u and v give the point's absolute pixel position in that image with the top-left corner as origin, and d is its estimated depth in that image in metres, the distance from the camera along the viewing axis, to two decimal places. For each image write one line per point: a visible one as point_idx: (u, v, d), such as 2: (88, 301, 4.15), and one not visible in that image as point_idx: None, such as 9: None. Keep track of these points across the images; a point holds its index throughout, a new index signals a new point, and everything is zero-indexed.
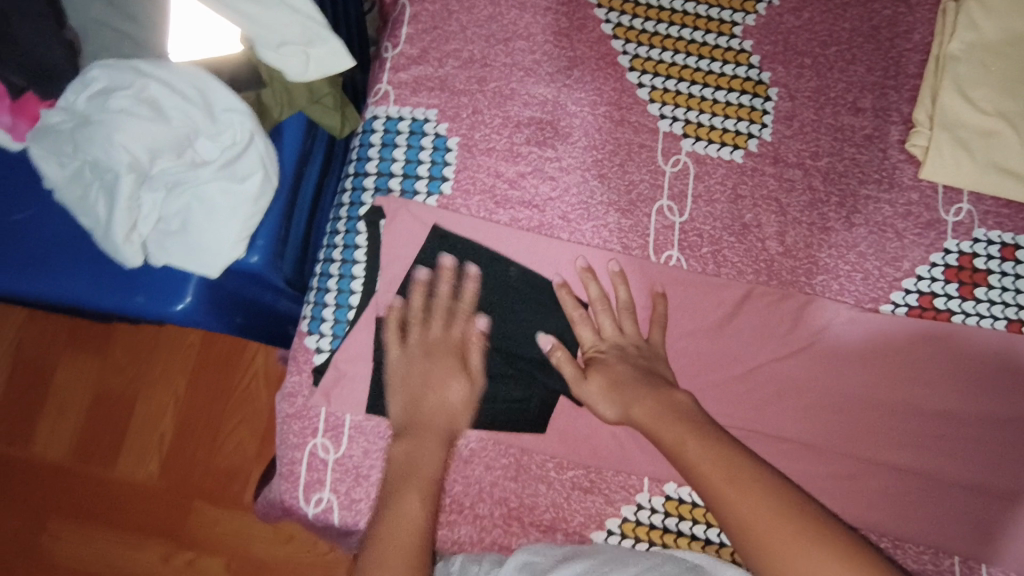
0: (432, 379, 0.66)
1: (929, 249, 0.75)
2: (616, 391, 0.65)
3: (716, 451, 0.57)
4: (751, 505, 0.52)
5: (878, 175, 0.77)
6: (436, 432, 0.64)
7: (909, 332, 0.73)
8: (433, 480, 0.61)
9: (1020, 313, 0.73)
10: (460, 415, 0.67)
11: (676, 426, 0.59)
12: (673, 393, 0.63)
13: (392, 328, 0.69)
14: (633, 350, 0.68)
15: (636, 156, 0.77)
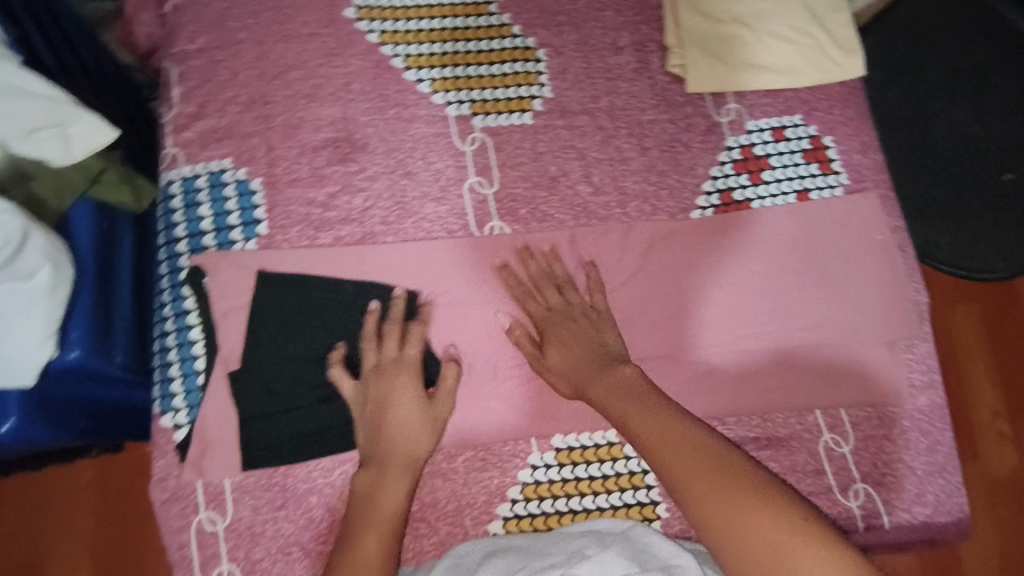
0: (393, 407, 0.68)
1: (714, 151, 0.83)
2: (568, 369, 0.71)
3: (662, 420, 0.62)
4: (690, 461, 0.57)
5: (655, 100, 0.84)
6: (399, 464, 0.66)
7: (717, 228, 0.81)
8: (396, 506, 0.64)
9: (804, 183, 0.83)
10: (423, 439, 0.68)
11: (622, 401, 0.65)
12: (622, 368, 0.69)
13: (338, 364, 0.71)
14: (578, 323, 0.73)
15: (434, 146, 0.80)
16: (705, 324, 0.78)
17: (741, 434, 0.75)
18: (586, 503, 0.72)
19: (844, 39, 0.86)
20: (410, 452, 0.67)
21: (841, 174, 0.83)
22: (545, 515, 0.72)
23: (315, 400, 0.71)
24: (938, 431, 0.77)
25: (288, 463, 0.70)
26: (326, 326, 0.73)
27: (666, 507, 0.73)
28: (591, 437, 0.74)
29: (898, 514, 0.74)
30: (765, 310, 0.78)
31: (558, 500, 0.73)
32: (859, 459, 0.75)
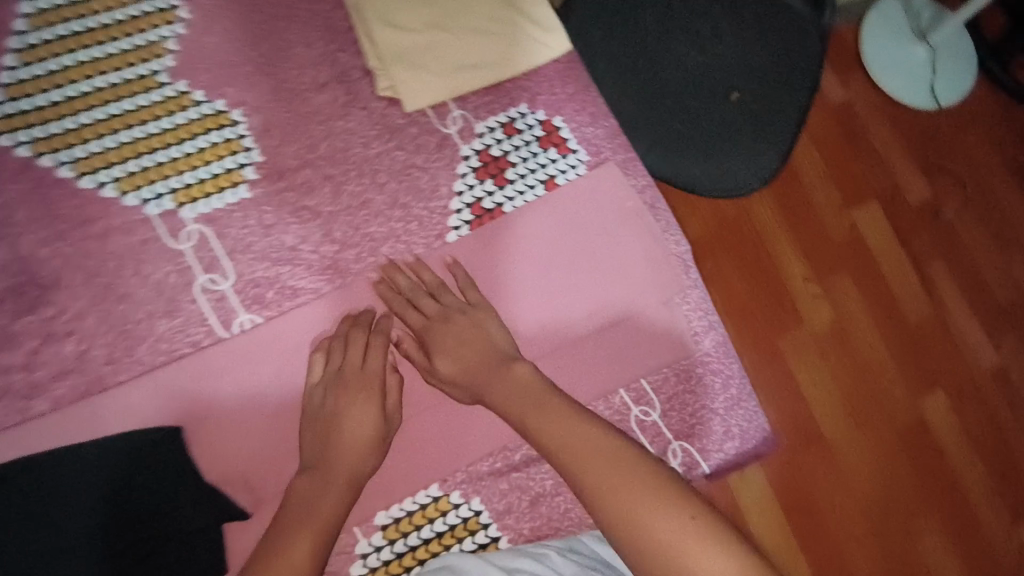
0: (352, 414, 0.67)
1: (452, 166, 0.80)
2: (462, 373, 0.70)
3: (572, 425, 0.62)
4: (602, 462, 0.59)
5: (377, 129, 0.79)
6: (341, 474, 0.65)
7: (475, 243, 0.78)
8: (334, 509, 0.62)
9: (547, 171, 0.82)
10: (371, 452, 0.67)
11: (527, 399, 0.65)
12: (513, 367, 0.68)
13: (320, 356, 0.70)
14: (466, 325, 0.71)
15: (143, 256, 0.70)
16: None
17: None
18: None
19: (542, 17, 0.85)
20: (353, 468, 0.65)
21: (579, 152, 0.84)
22: None
23: None
24: (730, 368, 0.82)
25: None
26: (73, 503, 0.63)
27: (510, 537, 0.74)
28: (415, 500, 0.72)
29: (712, 456, 0.80)
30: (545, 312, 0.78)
31: None
32: (669, 420, 0.79)
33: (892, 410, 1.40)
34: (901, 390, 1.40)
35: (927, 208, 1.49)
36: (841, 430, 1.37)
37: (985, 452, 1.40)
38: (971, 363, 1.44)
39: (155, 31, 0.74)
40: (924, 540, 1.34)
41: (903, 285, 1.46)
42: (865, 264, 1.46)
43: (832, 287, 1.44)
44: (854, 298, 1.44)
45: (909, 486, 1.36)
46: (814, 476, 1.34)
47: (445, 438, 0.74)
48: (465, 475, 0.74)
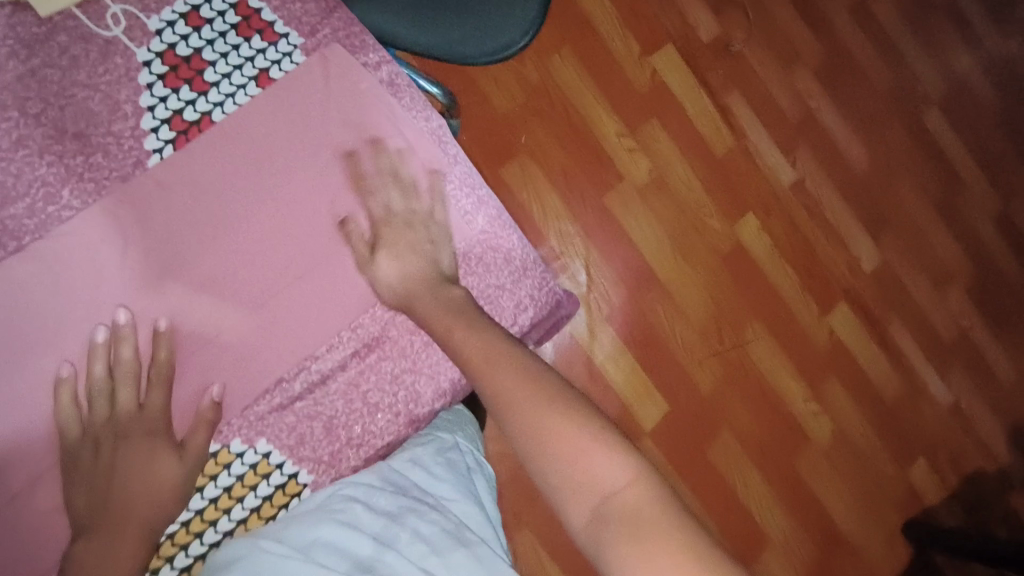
0: (146, 459, 0.62)
1: (130, 76, 0.65)
2: (404, 271, 0.70)
3: (478, 333, 0.63)
4: (517, 381, 0.57)
5: (7, 46, 0.62)
6: (137, 456, 0.62)
7: (186, 163, 0.66)
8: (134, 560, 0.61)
9: (257, 63, 0.69)
10: (159, 429, 0.63)
11: (449, 319, 0.66)
12: (451, 292, 0.69)
13: (63, 261, 0.62)
14: (418, 231, 0.72)
15: None
16: (238, 278, 0.66)
17: (338, 358, 0.70)
18: (223, 527, 0.66)
19: None
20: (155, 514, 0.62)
21: (290, 35, 0.70)
22: (189, 566, 0.65)
23: None
24: (508, 238, 0.78)
25: None
26: None
27: (310, 470, 0.69)
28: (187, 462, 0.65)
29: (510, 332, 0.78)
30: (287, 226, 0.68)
31: (191, 546, 0.65)
32: None
33: (714, 239, 1.49)
34: (720, 221, 1.49)
35: (718, 45, 1.52)
36: (673, 268, 1.46)
37: (794, 258, 1.55)
38: (774, 183, 1.55)
39: None
40: (755, 347, 1.50)
41: (703, 118, 1.50)
42: (671, 112, 1.48)
43: (642, 136, 1.46)
44: (666, 144, 1.47)
45: (738, 305, 1.49)
46: (656, 317, 1.44)
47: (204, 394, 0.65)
48: (243, 420, 0.67)
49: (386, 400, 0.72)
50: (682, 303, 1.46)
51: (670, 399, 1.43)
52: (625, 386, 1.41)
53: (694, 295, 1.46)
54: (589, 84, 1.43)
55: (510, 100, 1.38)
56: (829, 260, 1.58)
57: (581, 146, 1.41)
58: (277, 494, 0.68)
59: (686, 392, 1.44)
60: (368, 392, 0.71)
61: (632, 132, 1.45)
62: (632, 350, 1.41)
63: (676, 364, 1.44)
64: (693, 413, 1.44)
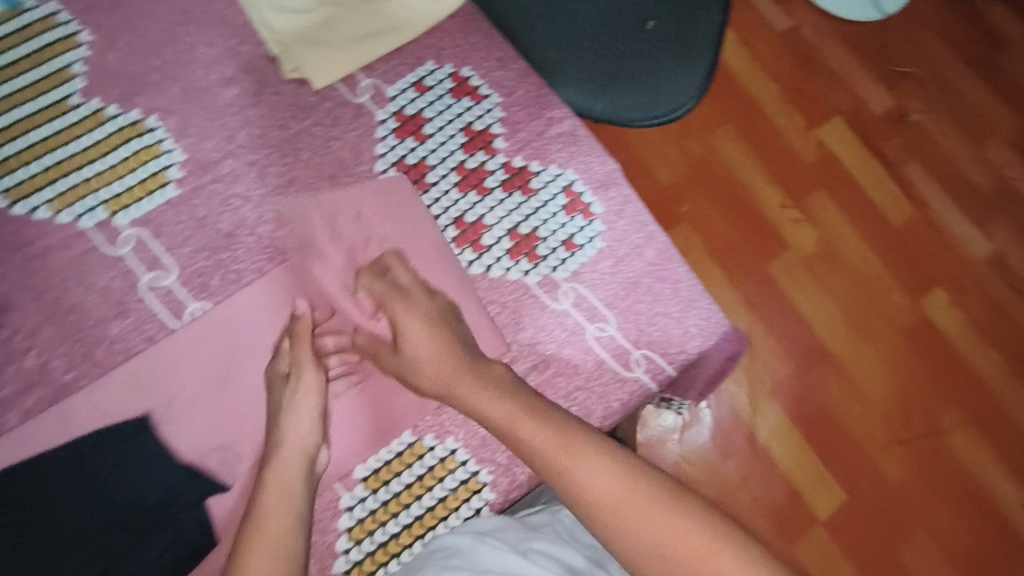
0: (285, 407, 0.68)
1: (371, 131, 0.82)
2: (423, 364, 0.69)
3: (510, 395, 0.65)
4: (615, 491, 0.56)
5: (290, 111, 0.81)
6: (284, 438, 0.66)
7: (407, 198, 0.79)
8: (292, 488, 0.64)
9: (465, 119, 0.84)
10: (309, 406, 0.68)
11: (503, 405, 0.64)
12: (493, 368, 0.69)
13: (315, 271, 0.76)
14: (443, 328, 0.71)
15: (87, 265, 0.73)
16: (430, 304, 0.77)
17: (520, 369, 0.77)
18: (415, 511, 0.72)
19: None
20: (300, 449, 0.66)
21: (492, 95, 0.85)
22: (384, 543, 0.71)
23: None
24: (675, 271, 0.83)
25: None
26: (64, 504, 0.67)
27: (489, 470, 0.75)
28: (391, 448, 0.74)
29: (676, 358, 0.81)
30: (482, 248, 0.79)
31: (387, 525, 0.72)
32: (625, 331, 0.80)
33: (891, 314, 1.34)
34: (901, 294, 1.35)
35: (892, 116, 1.43)
36: (850, 342, 1.32)
37: (994, 340, 1.35)
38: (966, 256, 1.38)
39: (61, 57, 0.77)
40: (950, 436, 1.29)
41: (878, 189, 1.40)
42: (840, 181, 1.39)
43: (811, 208, 1.37)
44: (836, 214, 1.38)
45: (925, 389, 1.31)
46: (830, 395, 1.29)
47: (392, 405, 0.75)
48: (436, 418, 0.75)
49: None
50: (860, 383, 1.30)
51: (848, 493, 1.25)
52: (794, 468, 1.25)
53: (874, 373, 1.31)
54: (750, 156, 1.39)
55: (674, 171, 1.36)
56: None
57: (744, 215, 1.36)
58: (461, 488, 0.74)
59: (871, 485, 1.25)
60: None
61: (798, 203, 1.37)
62: (801, 427, 1.27)
63: (855, 451, 1.27)
64: (880, 509, 1.25)
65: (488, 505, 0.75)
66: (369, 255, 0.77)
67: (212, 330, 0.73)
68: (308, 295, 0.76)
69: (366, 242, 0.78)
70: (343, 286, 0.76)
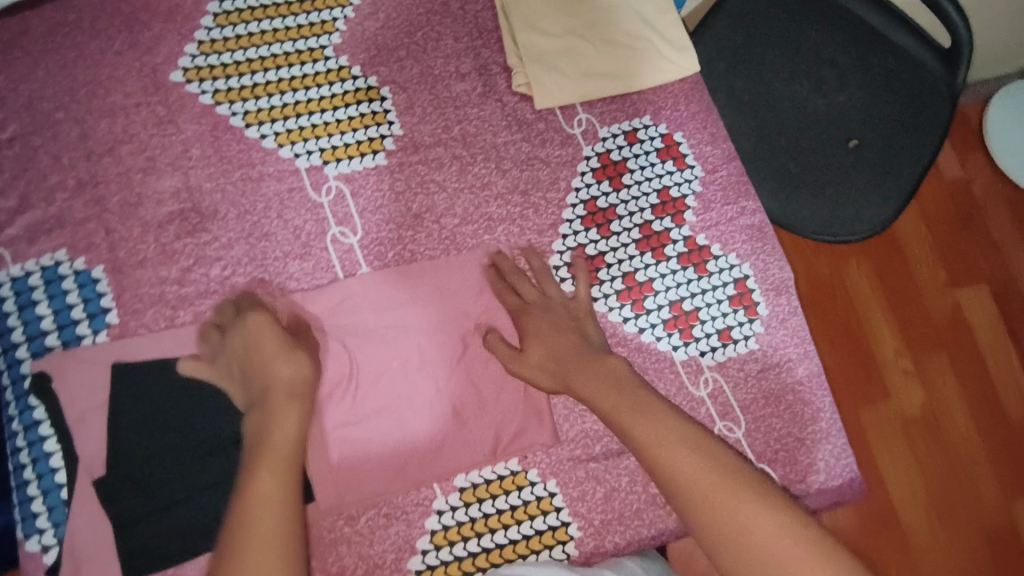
0: (266, 355, 0.64)
1: (573, 164, 0.84)
2: (539, 341, 0.72)
3: (644, 413, 0.63)
4: (683, 454, 0.59)
5: (507, 120, 0.84)
6: (277, 391, 0.62)
7: (586, 238, 0.81)
8: (291, 468, 0.58)
9: (663, 181, 0.84)
10: (300, 364, 0.64)
11: (602, 386, 0.67)
12: (607, 360, 0.69)
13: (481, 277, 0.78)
14: (565, 318, 0.74)
15: (289, 202, 0.77)
16: None
17: None
18: (498, 539, 0.72)
19: (675, 38, 0.88)
20: (294, 439, 0.60)
21: (696, 167, 0.86)
22: (460, 558, 0.71)
23: (197, 490, 0.68)
24: (820, 399, 0.80)
25: (176, 565, 0.67)
26: (197, 413, 0.69)
27: (579, 525, 0.74)
28: (495, 470, 0.74)
29: (795, 486, 0.77)
30: (642, 309, 0.79)
31: (470, 541, 0.72)
32: (753, 440, 0.78)
33: (983, 512, 1.15)
34: (993, 481, 1.17)
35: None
36: (923, 513, 1.14)
37: None
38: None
39: (329, 11, 0.83)
40: None
41: (1004, 380, 1.23)
42: (965, 355, 1.24)
43: (925, 364, 1.22)
44: (950, 386, 1.22)
45: None
46: (886, 561, 1.12)
47: (442, 448, 0.74)
48: (546, 457, 0.75)
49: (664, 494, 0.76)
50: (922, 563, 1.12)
51: None
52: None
53: (941, 554, 1.13)
54: (877, 295, 1.25)
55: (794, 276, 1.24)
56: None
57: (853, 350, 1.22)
58: (547, 533, 0.73)
59: None
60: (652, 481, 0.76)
61: (913, 354, 1.22)
62: None
63: None
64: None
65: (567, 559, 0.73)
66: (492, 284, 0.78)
67: (320, 302, 0.75)
68: (405, 312, 0.76)
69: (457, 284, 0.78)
70: (459, 306, 0.77)
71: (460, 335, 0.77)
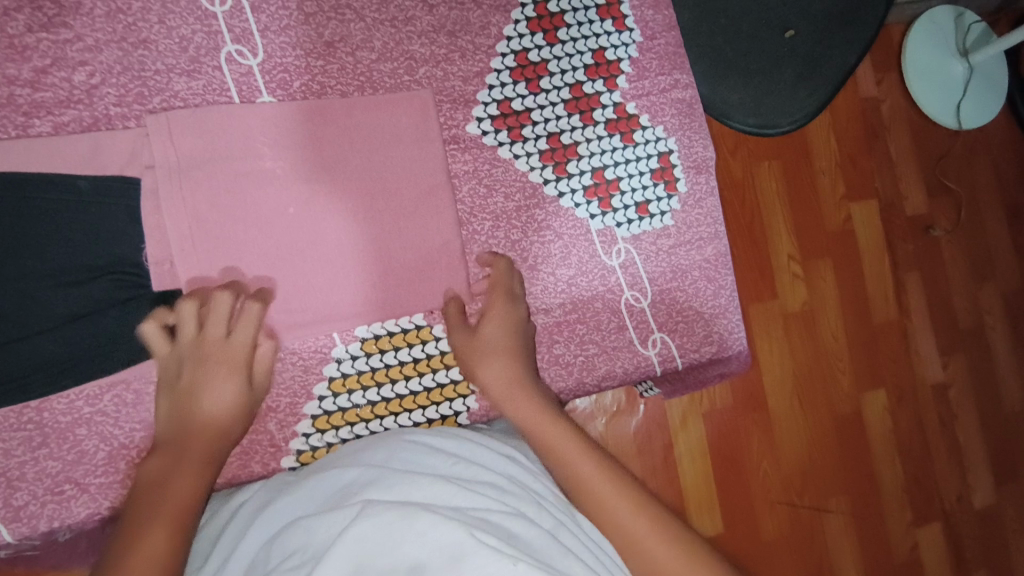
0: (203, 403, 0.60)
1: (507, 10, 0.77)
2: (494, 346, 0.68)
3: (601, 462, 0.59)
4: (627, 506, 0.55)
5: None
6: (199, 452, 0.57)
7: (514, 93, 0.76)
8: (182, 523, 0.51)
9: (600, 42, 0.79)
10: (232, 425, 0.61)
11: (541, 415, 0.63)
12: (544, 388, 0.67)
13: (390, 122, 0.72)
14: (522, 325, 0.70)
15: (174, 6, 0.66)
16: (435, 204, 0.73)
17: (548, 302, 0.76)
18: (399, 389, 0.72)
19: None
20: (194, 493, 0.54)
21: (635, 31, 0.81)
22: (358, 406, 0.71)
23: (63, 321, 0.61)
24: (724, 278, 0.83)
25: (40, 399, 0.62)
26: (53, 241, 0.61)
27: None
28: (397, 323, 0.72)
29: (688, 355, 0.81)
30: (564, 173, 0.77)
31: (369, 390, 0.71)
32: (657, 311, 0.80)
33: (834, 396, 1.22)
34: (849, 382, 1.22)
35: (919, 224, 1.29)
36: (785, 404, 1.19)
37: (905, 456, 1.26)
38: (917, 373, 1.28)
39: None
40: (829, 518, 1.19)
41: (876, 278, 1.25)
42: (850, 259, 1.24)
43: (813, 272, 1.21)
44: (831, 287, 1.22)
45: (829, 468, 1.20)
46: (748, 441, 1.16)
47: (337, 298, 0.70)
48: None
49: (565, 355, 0.77)
50: (778, 437, 1.17)
51: (724, 531, 1.13)
52: (690, 493, 1.11)
53: (792, 443, 1.18)
54: (782, 201, 1.20)
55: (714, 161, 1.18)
56: (940, 477, 1.27)
57: (749, 242, 1.19)
58: (449, 386, 0.73)
59: (745, 530, 1.14)
60: (555, 343, 0.76)
61: (805, 260, 1.21)
62: (712, 458, 1.13)
63: (738, 507, 1.14)
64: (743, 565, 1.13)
65: (467, 412, 0.74)
66: (406, 132, 0.72)
67: (193, 135, 0.66)
68: (308, 152, 0.69)
69: (363, 165, 0.71)
70: (363, 149, 0.71)
71: (368, 178, 0.71)
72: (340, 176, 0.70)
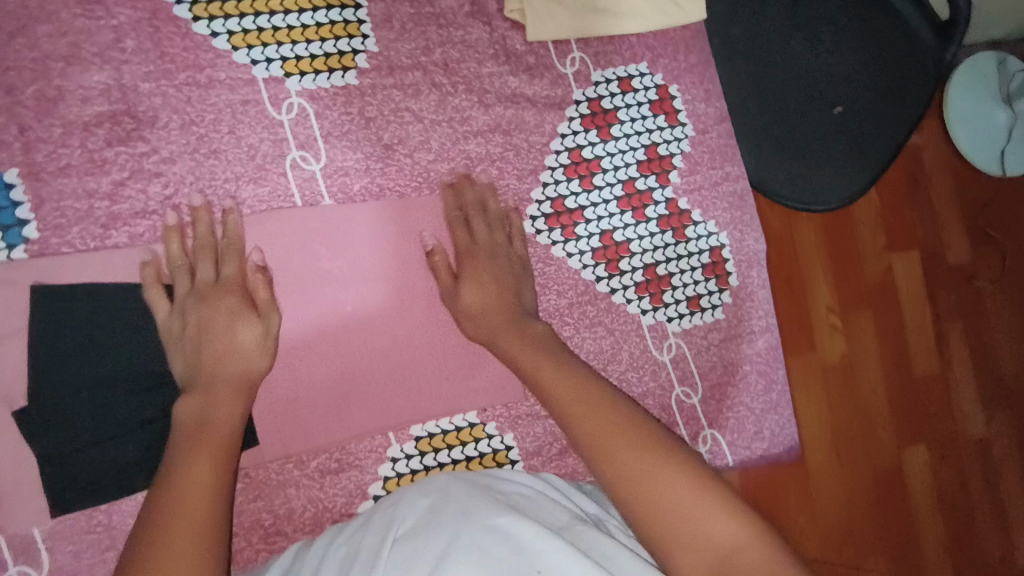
0: (213, 331, 0.61)
1: (561, 108, 0.78)
2: (472, 290, 0.68)
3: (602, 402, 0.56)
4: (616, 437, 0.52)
5: (494, 49, 0.76)
6: (227, 383, 0.59)
7: (567, 190, 0.77)
8: (220, 459, 0.54)
9: (653, 137, 0.80)
10: (256, 355, 0.62)
11: (521, 351, 0.64)
12: (532, 324, 0.67)
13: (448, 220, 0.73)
14: (505, 266, 0.70)
15: (243, 116, 0.69)
16: None
17: None
18: None
19: None
20: (229, 434, 0.57)
21: (687, 125, 0.81)
22: None
23: (134, 426, 0.63)
24: (775, 372, 0.83)
25: (108, 502, 0.63)
26: (127, 349, 0.63)
27: None
28: (451, 421, 0.73)
29: (739, 450, 0.80)
30: (616, 270, 0.77)
31: None
32: (707, 407, 0.79)
33: (872, 452, 1.07)
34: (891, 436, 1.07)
35: (962, 275, 1.13)
36: (825, 462, 1.04)
37: (948, 516, 1.10)
38: (955, 427, 1.12)
39: None
40: None
41: (921, 334, 1.11)
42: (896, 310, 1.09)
43: (853, 323, 1.07)
44: (872, 342, 1.08)
45: (869, 534, 1.06)
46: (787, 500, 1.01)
47: (395, 395, 0.71)
48: (506, 410, 0.74)
49: None
50: (817, 499, 1.02)
51: None
52: None
53: (832, 504, 1.03)
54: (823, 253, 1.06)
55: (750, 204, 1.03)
56: (982, 538, 1.12)
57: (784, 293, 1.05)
58: None
59: None
60: None
61: (844, 311, 1.06)
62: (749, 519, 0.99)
63: None
64: None
65: None
66: None
67: (259, 238, 0.68)
68: (361, 246, 0.71)
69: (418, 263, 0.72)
70: (418, 247, 0.72)
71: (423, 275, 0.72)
72: (373, 260, 0.71)
